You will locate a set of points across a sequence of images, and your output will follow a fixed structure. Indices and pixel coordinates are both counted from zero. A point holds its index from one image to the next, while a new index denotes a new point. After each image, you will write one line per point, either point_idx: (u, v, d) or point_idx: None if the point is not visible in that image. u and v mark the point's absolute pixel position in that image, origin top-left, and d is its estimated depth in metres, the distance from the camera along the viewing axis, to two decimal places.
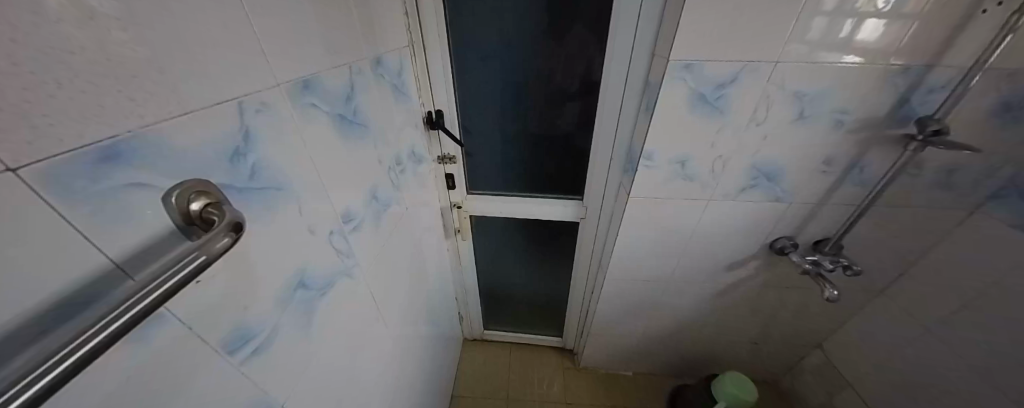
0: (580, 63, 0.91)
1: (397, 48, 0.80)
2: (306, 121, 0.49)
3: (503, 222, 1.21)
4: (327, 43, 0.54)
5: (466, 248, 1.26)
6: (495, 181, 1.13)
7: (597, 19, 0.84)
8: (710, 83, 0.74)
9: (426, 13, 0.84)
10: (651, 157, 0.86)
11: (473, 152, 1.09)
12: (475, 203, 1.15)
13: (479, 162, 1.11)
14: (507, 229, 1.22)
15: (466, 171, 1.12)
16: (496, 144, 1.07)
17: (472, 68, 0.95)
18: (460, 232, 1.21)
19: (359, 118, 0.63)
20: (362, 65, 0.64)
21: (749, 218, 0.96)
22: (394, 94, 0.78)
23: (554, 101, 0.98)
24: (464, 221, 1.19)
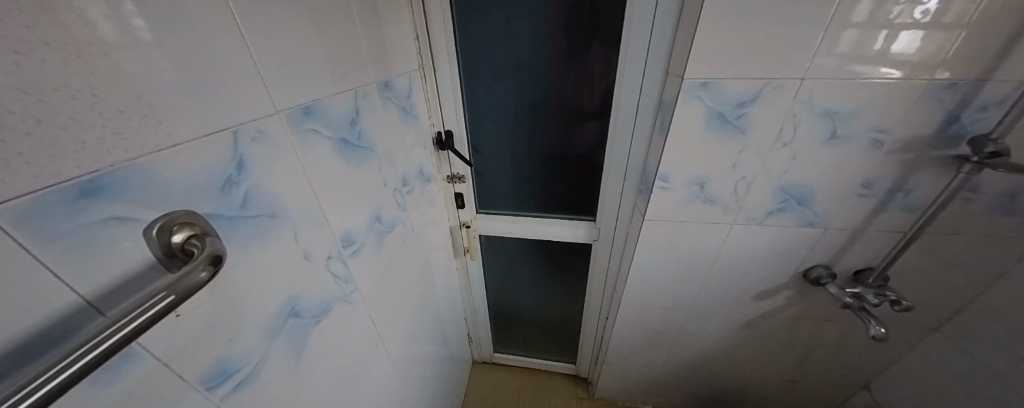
0: (590, 82, 0.89)
1: (406, 71, 0.81)
2: (305, 146, 0.49)
3: (513, 242, 1.18)
4: (332, 69, 0.55)
5: (475, 268, 1.24)
6: (505, 201, 1.12)
7: (607, 38, 0.82)
8: (728, 102, 0.70)
9: (437, 37, 0.86)
10: (667, 179, 0.81)
11: (483, 171, 1.08)
12: (485, 222, 1.14)
13: (489, 181, 1.09)
14: (517, 249, 1.19)
15: (476, 191, 1.11)
16: (506, 164, 1.06)
17: (482, 88, 0.95)
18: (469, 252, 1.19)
19: (363, 142, 0.63)
20: (369, 89, 0.65)
21: (778, 244, 0.89)
22: (402, 116, 0.78)
23: (565, 120, 0.96)
24: (473, 241, 1.17)
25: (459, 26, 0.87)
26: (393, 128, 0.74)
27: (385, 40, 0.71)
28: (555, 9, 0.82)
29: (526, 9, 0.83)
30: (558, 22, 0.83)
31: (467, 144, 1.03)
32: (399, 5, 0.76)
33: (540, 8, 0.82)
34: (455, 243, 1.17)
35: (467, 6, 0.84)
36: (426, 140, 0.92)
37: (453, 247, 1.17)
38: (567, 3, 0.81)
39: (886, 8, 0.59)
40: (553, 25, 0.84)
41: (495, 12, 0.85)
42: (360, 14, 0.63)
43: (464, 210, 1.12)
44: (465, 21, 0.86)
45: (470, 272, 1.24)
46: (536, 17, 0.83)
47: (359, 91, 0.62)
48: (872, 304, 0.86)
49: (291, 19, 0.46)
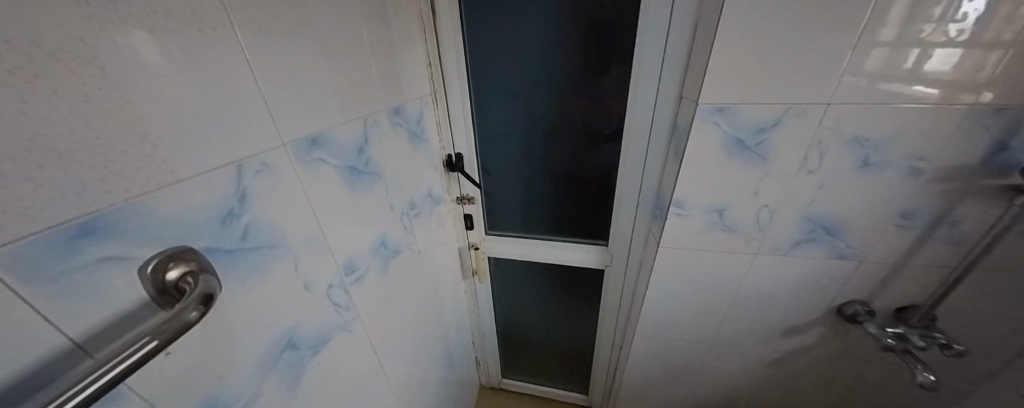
0: (602, 106, 0.88)
1: (418, 96, 0.82)
2: (310, 176, 0.50)
3: (523, 265, 1.15)
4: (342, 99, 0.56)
5: (484, 290, 1.21)
6: (515, 223, 1.10)
7: (619, 62, 0.82)
8: (747, 127, 0.67)
9: (449, 63, 0.88)
10: (682, 205, 0.77)
11: (493, 193, 1.07)
12: (494, 244, 1.12)
13: (499, 203, 1.08)
14: (527, 272, 1.17)
15: (485, 213, 1.10)
16: (516, 186, 1.05)
17: (492, 112, 0.96)
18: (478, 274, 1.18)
19: (371, 168, 0.64)
20: (379, 116, 0.67)
21: (807, 276, 0.83)
22: (412, 141, 0.79)
23: (576, 144, 0.95)
24: (482, 263, 1.16)
25: (471, 52, 0.89)
26: (402, 154, 0.75)
27: (398, 68, 0.73)
28: (566, 34, 0.82)
29: (537, 35, 0.84)
30: (569, 46, 0.84)
31: (477, 167, 1.03)
32: (413, 34, 0.79)
33: (552, 33, 0.83)
34: (463, 265, 1.15)
35: (479, 32, 0.86)
36: (437, 163, 0.93)
37: (461, 269, 1.15)
38: (577, 29, 0.81)
39: (916, 25, 0.55)
40: (564, 49, 0.84)
41: (506, 38, 0.86)
42: (374, 44, 0.65)
43: (473, 232, 1.11)
44: (477, 47, 0.88)
45: (479, 294, 1.22)
46: (547, 42, 0.84)
47: (368, 119, 0.63)
48: (918, 347, 0.78)
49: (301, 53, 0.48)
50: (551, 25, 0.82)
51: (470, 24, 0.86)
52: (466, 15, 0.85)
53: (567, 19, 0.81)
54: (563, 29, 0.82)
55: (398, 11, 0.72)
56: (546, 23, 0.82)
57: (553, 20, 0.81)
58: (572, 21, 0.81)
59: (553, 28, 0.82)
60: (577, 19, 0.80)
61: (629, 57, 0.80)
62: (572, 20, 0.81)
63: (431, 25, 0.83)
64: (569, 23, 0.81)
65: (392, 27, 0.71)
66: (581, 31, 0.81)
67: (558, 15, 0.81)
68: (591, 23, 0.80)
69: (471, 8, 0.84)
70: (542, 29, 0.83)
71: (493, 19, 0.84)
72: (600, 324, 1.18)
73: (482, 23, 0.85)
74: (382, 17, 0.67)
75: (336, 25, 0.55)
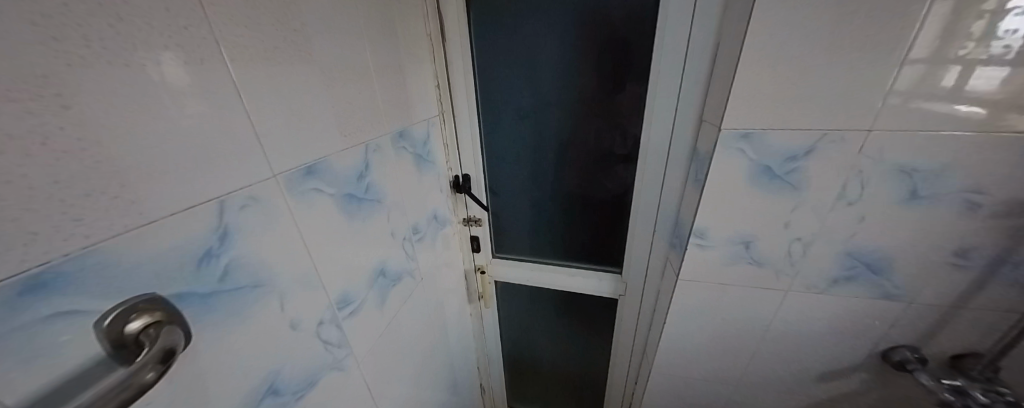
0: (616, 127, 0.84)
1: (425, 118, 0.80)
2: (303, 207, 0.48)
3: (532, 290, 1.10)
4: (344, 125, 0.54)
5: (490, 314, 1.17)
6: (523, 246, 1.06)
7: (634, 83, 0.78)
8: (777, 155, 0.61)
9: (459, 84, 0.86)
10: (704, 235, 0.71)
11: (501, 215, 1.04)
12: (502, 268, 1.08)
13: (507, 226, 1.04)
14: (535, 298, 1.11)
15: (493, 235, 1.06)
16: (525, 209, 1.01)
17: (501, 132, 0.93)
18: (484, 298, 1.13)
19: (371, 194, 0.61)
20: (383, 140, 0.65)
21: (846, 316, 0.75)
22: (417, 164, 0.77)
23: (588, 166, 0.91)
24: (489, 286, 1.11)
25: (480, 72, 0.87)
26: (406, 178, 0.73)
27: (406, 90, 0.72)
28: (579, 54, 0.79)
29: (548, 55, 0.81)
30: (582, 67, 0.81)
31: (484, 188, 1.00)
32: (422, 55, 0.77)
33: (563, 54, 0.80)
34: (469, 288, 1.11)
35: (489, 53, 0.85)
36: (443, 184, 0.91)
37: (467, 292, 1.11)
38: (591, 49, 0.78)
39: (953, 44, 0.49)
40: (577, 69, 0.81)
41: (516, 59, 0.83)
42: (381, 67, 0.63)
43: (480, 254, 1.07)
44: (487, 68, 0.86)
45: (485, 318, 1.18)
46: (560, 62, 0.81)
47: (370, 144, 0.61)
48: None
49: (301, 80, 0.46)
50: (563, 45, 0.80)
51: (480, 45, 0.84)
52: (476, 37, 0.83)
53: (579, 39, 0.78)
54: (576, 49, 0.79)
55: (407, 33, 0.71)
56: (558, 43, 0.80)
57: (565, 40, 0.79)
58: (585, 41, 0.78)
59: (565, 48, 0.80)
60: (590, 39, 0.77)
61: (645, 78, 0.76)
62: (585, 40, 0.78)
63: (440, 46, 0.82)
64: (582, 43, 0.78)
65: (401, 49, 0.70)
66: (594, 51, 0.78)
67: (569, 36, 0.78)
68: (604, 42, 0.77)
69: (481, 29, 0.83)
70: (554, 49, 0.81)
71: (504, 39, 0.82)
72: (613, 356, 1.10)
73: (492, 43, 0.83)
74: (391, 40, 0.66)
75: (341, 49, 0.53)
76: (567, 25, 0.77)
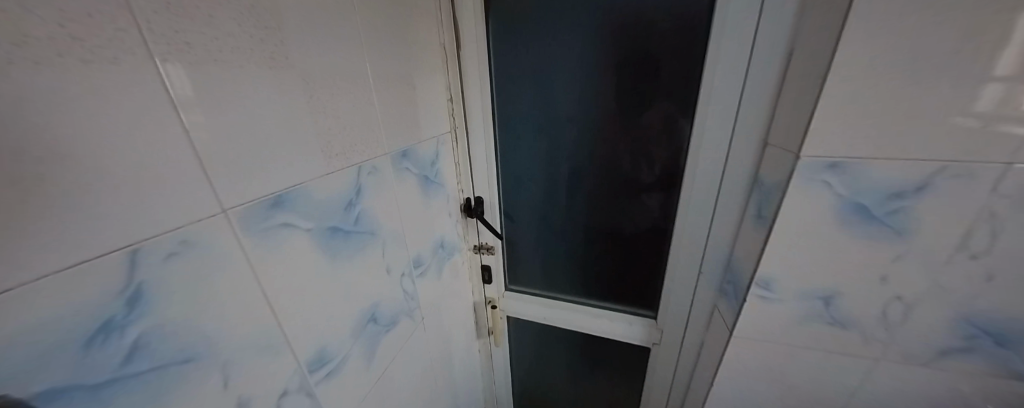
0: (655, 151, 0.71)
1: (434, 135, 0.70)
2: (267, 248, 0.40)
3: (549, 329, 0.97)
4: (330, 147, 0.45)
5: (501, 352, 1.04)
6: (541, 279, 0.93)
7: (679, 100, 0.66)
8: (874, 191, 0.48)
9: (474, 98, 0.77)
10: (770, 287, 0.57)
11: (516, 244, 0.92)
12: (516, 303, 0.96)
13: (523, 256, 0.93)
14: (553, 337, 0.98)
15: (507, 266, 0.95)
16: (543, 238, 0.89)
17: (519, 153, 0.82)
18: (495, 334, 1.01)
19: (362, 226, 0.53)
20: (383, 161, 0.55)
21: (958, 398, 0.58)
22: (423, 188, 0.67)
23: (616, 195, 0.78)
24: (500, 322, 0.99)
25: (498, 86, 0.77)
26: (409, 205, 0.63)
27: (414, 104, 0.62)
28: (611, 67, 0.68)
29: (575, 67, 0.70)
30: (614, 82, 0.69)
31: (499, 213, 0.89)
32: (433, 66, 0.68)
33: (593, 66, 0.69)
34: (478, 323, 0.99)
35: (507, 64, 0.75)
36: (453, 210, 0.80)
37: (476, 328, 0.99)
38: (626, 61, 0.67)
39: None
40: (609, 85, 0.69)
41: (539, 70, 0.73)
42: (382, 79, 0.54)
43: (491, 286, 0.96)
44: (504, 81, 0.76)
45: (496, 356, 1.05)
46: (589, 76, 0.70)
47: (364, 167, 0.51)
48: None
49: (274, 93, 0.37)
50: (592, 56, 0.68)
51: (498, 55, 0.74)
52: (494, 46, 0.74)
53: (612, 49, 0.67)
54: (608, 61, 0.68)
55: (416, 40, 0.62)
56: (587, 54, 0.69)
57: (596, 51, 0.68)
58: (619, 52, 0.66)
59: (595, 59, 0.69)
60: (626, 50, 0.66)
61: (693, 94, 0.64)
62: (619, 51, 0.66)
63: (453, 56, 0.73)
64: (615, 55, 0.67)
65: (409, 59, 0.60)
66: (630, 64, 0.67)
67: (601, 45, 0.67)
68: (642, 54, 0.65)
69: (500, 37, 0.73)
70: (582, 61, 0.70)
71: (524, 50, 0.72)
72: None
73: (511, 53, 0.73)
74: (397, 48, 0.57)
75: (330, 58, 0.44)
76: (599, 33, 0.66)
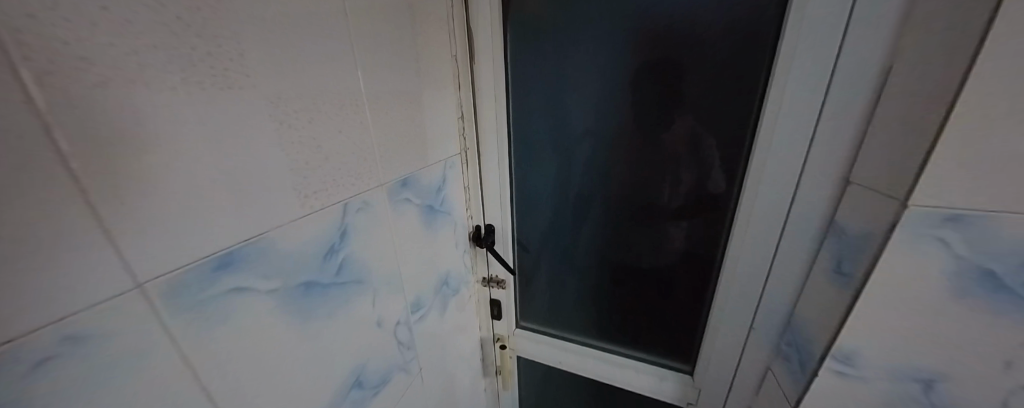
0: (700, 182, 0.60)
1: (442, 158, 0.61)
2: (207, 329, 0.28)
3: (563, 373, 0.87)
4: (315, 183, 0.36)
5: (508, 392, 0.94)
6: (557, 318, 0.83)
7: (732, 125, 0.55)
8: (1010, 257, 0.36)
9: (489, 116, 0.68)
10: (851, 362, 0.45)
11: (531, 278, 0.82)
12: (527, 342, 0.86)
13: (538, 291, 0.83)
14: (568, 382, 0.87)
15: (519, 300, 0.85)
16: (562, 273, 0.79)
17: (537, 178, 0.73)
18: (502, 374, 0.90)
19: (346, 276, 0.42)
20: (377, 193, 0.45)
21: None
22: (425, 220, 0.58)
23: (649, 230, 0.68)
24: (509, 362, 0.89)
25: (515, 102, 0.68)
26: (409, 241, 0.54)
27: (421, 125, 0.54)
28: (650, 84, 0.58)
29: (607, 84, 0.61)
30: (652, 101, 0.59)
31: (512, 243, 0.80)
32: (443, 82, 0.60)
33: (627, 84, 0.59)
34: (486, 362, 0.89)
35: (527, 79, 0.66)
36: (461, 240, 0.72)
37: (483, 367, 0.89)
38: (668, 78, 0.57)
39: None
40: (645, 105, 0.60)
41: (564, 85, 0.64)
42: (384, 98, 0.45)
43: (501, 321, 0.86)
44: (523, 97, 0.67)
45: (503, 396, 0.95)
46: (623, 94, 0.60)
47: (352, 202, 0.41)
48: None
49: (238, 121, 0.28)
50: (627, 72, 0.59)
51: (517, 69, 0.65)
52: (513, 58, 0.65)
53: (652, 64, 0.57)
54: (646, 78, 0.58)
55: (425, 52, 0.54)
56: (622, 69, 0.59)
57: (632, 65, 0.58)
58: (659, 67, 0.56)
59: (630, 76, 0.59)
60: (669, 65, 0.56)
61: (751, 119, 0.53)
62: (659, 66, 0.56)
63: (466, 69, 0.64)
64: (656, 71, 0.57)
65: (415, 74, 0.52)
66: (672, 81, 0.56)
67: (638, 60, 0.57)
68: (688, 69, 0.55)
69: (519, 48, 0.64)
70: (615, 77, 0.60)
71: (547, 63, 0.63)
72: None
73: (532, 67, 0.64)
74: (402, 62, 0.49)
75: (317, 74, 0.35)
76: (635, 45, 0.57)
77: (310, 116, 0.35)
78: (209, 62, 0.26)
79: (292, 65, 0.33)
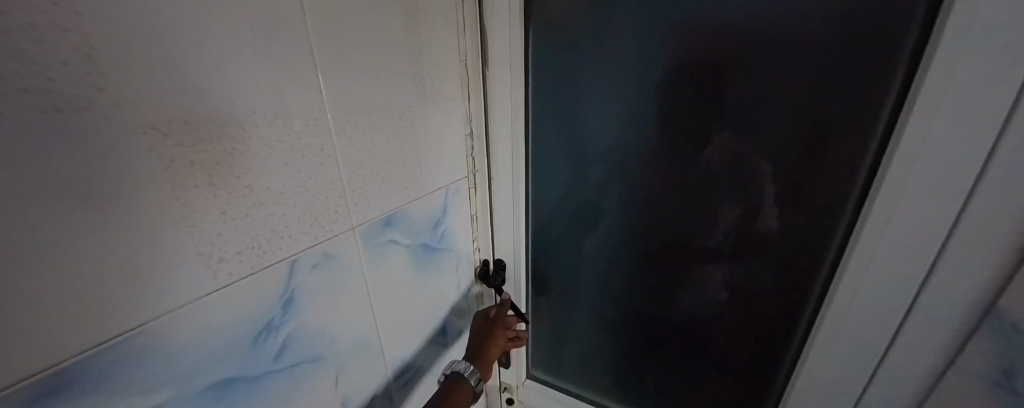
0: (777, 231, 0.45)
1: (444, 185, 0.50)
2: None
3: None
4: (244, 246, 0.25)
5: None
6: (579, 364, 0.72)
7: (831, 162, 0.40)
8: None
9: (503, 135, 0.56)
10: None
11: (548, 319, 0.72)
12: (541, 389, 0.76)
13: (554, 334, 0.72)
14: None
15: (534, 341, 0.75)
16: (584, 318, 0.68)
17: (559, 210, 0.60)
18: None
19: (292, 359, 0.30)
20: (345, 238, 0.34)
21: None
22: (418, 263, 0.46)
23: (699, 284, 0.54)
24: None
25: (536, 120, 0.56)
26: (395, 294, 0.42)
27: (415, 151, 0.43)
28: (713, 105, 0.44)
29: (655, 102, 0.47)
30: (715, 126, 0.45)
31: (526, 281, 0.68)
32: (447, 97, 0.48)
33: (681, 102, 0.46)
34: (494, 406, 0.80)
35: (551, 92, 0.53)
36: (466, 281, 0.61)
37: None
38: (739, 97, 0.42)
39: None
40: (704, 129, 0.46)
41: (597, 98, 0.51)
42: (361, 119, 0.34)
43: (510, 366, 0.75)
44: (545, 114, 0.55)
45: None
46: (675, 115, 0.47)
47: (302, 259, 0.30)
48: None
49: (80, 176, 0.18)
50: (682, 87, 0.45)
51: (539, 80, 0.53)
52: (535, 67, 0.53)
53: (718, 78, 0.43)
54: (709, 96, 0.44)
55: (423, 60, 0.42)
56: (676, 83, 0.45)
57: (690, 80, 0.44)
58: (728, 82, 0.42)
59: (686, 92, 0.45)
60: (742, 80, 0.42)
61: (864, 156, 0.38)
62: (733, 76, 0.42)
63: (476, 76, 0.53)
64: (723, 86, 0.43)
65: (410, 87, 0.41)
66: (745, 101, 0.42)
67: (699, 72, 0.43)
68: (771, 86, 0.40)
69: (542, 55, 0.52)
70: (665, 93, 0.46)
71: (577, 74, 0.51)
72: None
73: (558, 78, 0.52)
74: (390, 73, 0.37)
75: (250, 92, 0.25)
76: (696, 53, 0.43)
77: (234, 151, 0.24)
78: (13, 81, 0.15)
79: (203, 80, 0.22)
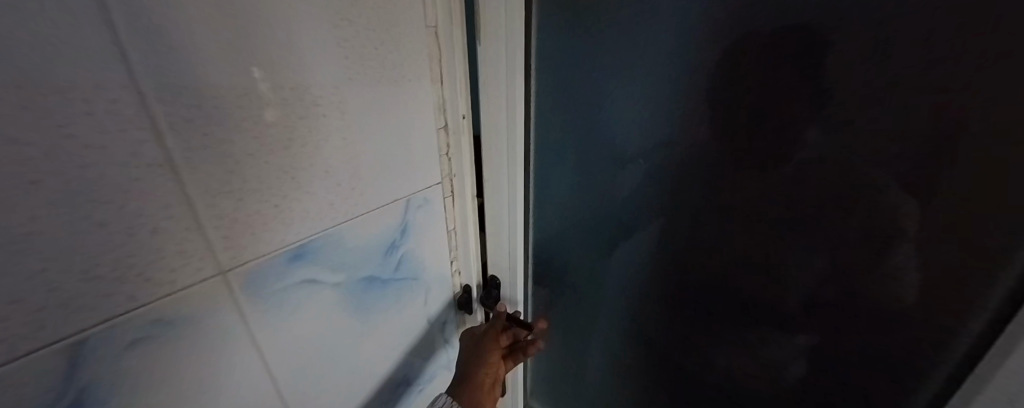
0: (890, 272, 0.31)
1: (405, 196, 0.37)
2: None
3: None
4: None
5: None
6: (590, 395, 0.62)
7: (1008, 187, 0.24)
8: None
9: (493, 133, 0.42)
10: None
11: (554, 345, 0.61)
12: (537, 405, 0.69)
13: (561, 361, 0.61)
14: None
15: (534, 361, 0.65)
16: (594, 349, 0.56)
17: (568, 225, 0.48)
18: None
19: None
20: (212, 292, 0.22)
21: None
22: (367, 299, 0.34)
23: (747, 330, 0.40)
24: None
25: (539, 111, 0.42)
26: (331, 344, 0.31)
27: (356, 153, 0.30)
28: (808, 92, 0.28)
29: (710, 88, 0.32)
30: (805, 127, 0.29)
31: (524, 304, 0.57)
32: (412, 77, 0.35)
33: (751, 89, 0.30)
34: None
35: (559, 73, 0.39)
36: (448, 312, 0.49)
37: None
38: (854, 83, 0.26)
39: None
40: (787, 132, 0.30)
41: (620, 76, 0.36)
42: (246, 104, 0.22)
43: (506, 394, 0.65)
44: (551, 103, 0.41)
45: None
46: (740, 109, 0.31)
47: (108, 339, 0.18)
48: None
49: None
50: (756, 67, 0.29)
51: (544, 56, 0.39)
52: (539, 36, 0.38)
53: (820, 54, 0.27)
54: (799, 81, 0.28)
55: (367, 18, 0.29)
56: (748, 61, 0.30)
57: (768, 55, 0.29)
58: (838, 59, 0.26)
59: (762, 75, 0.29)
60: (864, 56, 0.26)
61: None
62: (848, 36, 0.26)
63: (454, 43, 0.38)
64: (827, 66, 0.27)
65: (340, 61, 0.27)
66: (864, 90, 0.26)
67: (788, 43, 0.28)
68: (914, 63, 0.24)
69: (550, 19, 0.37)
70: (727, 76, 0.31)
71: (596, 45, 0.36)
72: None
73: (570, 52, 0.38)
74: (301, 34, 0.24)
75: None
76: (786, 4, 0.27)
77: None
78: None
79: None
